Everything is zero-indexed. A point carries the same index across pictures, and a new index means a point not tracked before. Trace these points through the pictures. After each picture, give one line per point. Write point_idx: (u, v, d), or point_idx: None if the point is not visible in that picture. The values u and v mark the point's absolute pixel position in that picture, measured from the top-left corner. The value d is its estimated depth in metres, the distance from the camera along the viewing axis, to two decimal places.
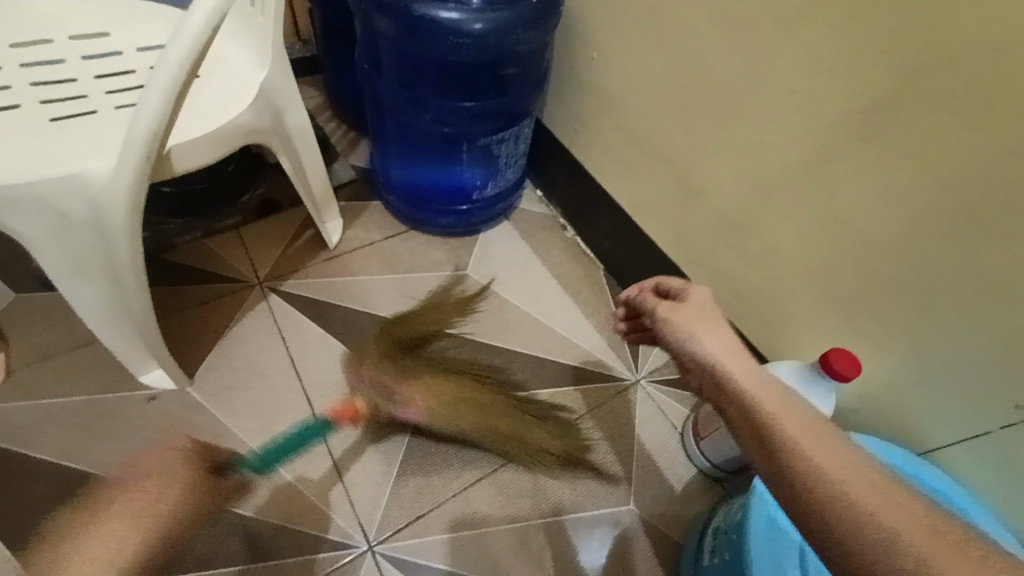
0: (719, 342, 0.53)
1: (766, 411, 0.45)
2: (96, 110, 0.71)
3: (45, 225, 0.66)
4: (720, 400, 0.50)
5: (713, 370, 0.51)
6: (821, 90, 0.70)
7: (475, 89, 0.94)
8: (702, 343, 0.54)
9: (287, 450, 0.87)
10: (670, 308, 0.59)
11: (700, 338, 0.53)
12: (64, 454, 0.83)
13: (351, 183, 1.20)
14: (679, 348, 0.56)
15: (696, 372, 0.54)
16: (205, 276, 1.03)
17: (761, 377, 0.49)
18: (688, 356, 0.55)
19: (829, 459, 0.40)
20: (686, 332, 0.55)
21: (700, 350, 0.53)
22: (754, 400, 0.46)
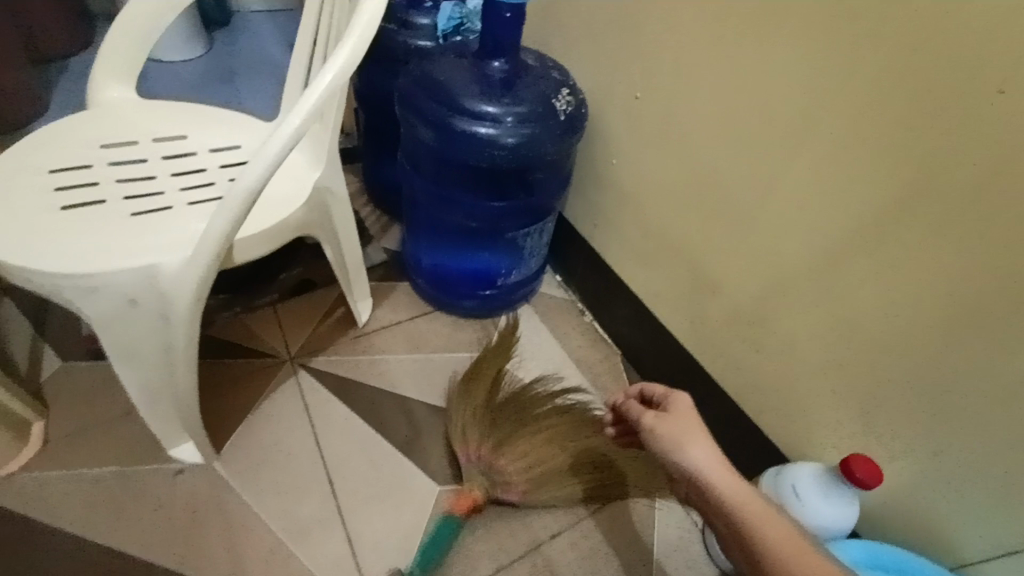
0: (702, 453, 0.58)
1: (754, 531, 0.52)
2: (171, 206, 0.80)
3: (115, 309, 0.73)
4: (711, 513, 0.56)
5: (698, 483, 0.57)
6: (826, 201, 0.77)
7: (505, 191, 1.03)
8: (688, 456, 0.59)
9: (307, 531, 0.88)
10: (655, 419, 0.64)
11: (684, 451, 0.59)
12: (91, 527, 0.85)
13: (383, 265, 1.28)
14: (667, 460, 0.61)
15: (684, 482, 0.60)
16: (240, 352, 1.08)
17: (743, 487, 0.55)
18: (674, 467, 0.60)
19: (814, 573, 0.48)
20: (670, 444, 0.60)
21: (686, 464, 0.58)
22: (743, 519, 0.53)
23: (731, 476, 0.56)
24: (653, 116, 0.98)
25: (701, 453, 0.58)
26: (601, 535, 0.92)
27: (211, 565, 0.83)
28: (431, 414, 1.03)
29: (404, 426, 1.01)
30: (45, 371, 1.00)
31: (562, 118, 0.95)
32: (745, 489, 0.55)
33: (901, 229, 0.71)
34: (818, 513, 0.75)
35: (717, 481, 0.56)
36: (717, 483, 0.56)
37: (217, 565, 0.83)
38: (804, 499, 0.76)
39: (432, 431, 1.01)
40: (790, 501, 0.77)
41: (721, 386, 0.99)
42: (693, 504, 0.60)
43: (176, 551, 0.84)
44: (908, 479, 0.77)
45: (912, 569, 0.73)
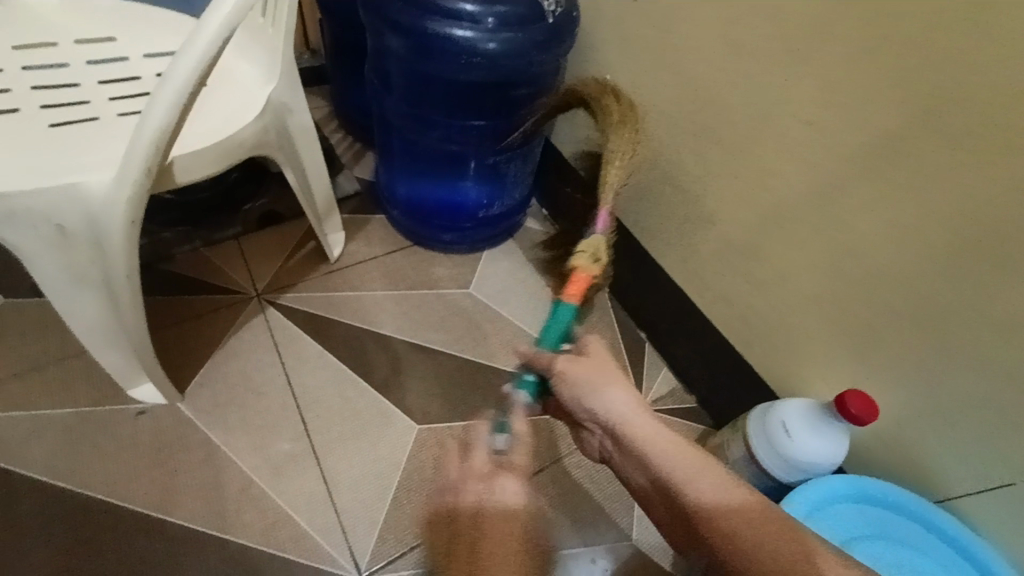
0: (615, 396, 0.60)
1: (660, 462, 0.54)
2: (96, 117, 0.69)
3: (39, 237, 0.64)
4: (624, 452, 0.58)
5: (613, 425, 0.59)
6: (836, 122, 0.69)
7: (484, 108, 0.93)
8: (603, 400, 0.60)
9: (282, 470, 0.84)
10: (568, 362, 0.64)
11: (598, 395, 0.60)
12: (46, 470, 0.80)
13: (356, 196, 1.18)
14: (581, 406, 0.62)
15: (599, 424, 0.61)
16: (204, 288, 1.01)
17: (655, 428, 0.57)
18: (588, 412, 0.61)
19: (741, 521, 0.49)
20: (584, 390, 0.61)
21: (600, 406, 0.60)
22: (652, 453, 0.55)
23: (657, 429, 0.56)
24: (649, 25, 0.87)
25: (617, 397, 0.60)
26: (584, 471, 0.92)
27: (176, 506, 0.79)
28: (411, 351, 0.99)
29: (381, 362, 0.97)
30: None
31: (549, 22, 0.84)
32: (655, 429, 0.56)
33: (919, 157, 0.63)
34: (811, 445, 0.73)
35: (628, 420, 0.58)
36: (630, 423, 0.58)
37: (183, 506, 0.80)
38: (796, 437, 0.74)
39: (411, 370, 0.97)
40: (782, 438, 0.75)
41: (710, 323, 0.95)
42: (608, 445, 0.61)
43: (141, 493, 0.80)
44: (897, 414, 0.75)
45: (877, 493, 0.75)
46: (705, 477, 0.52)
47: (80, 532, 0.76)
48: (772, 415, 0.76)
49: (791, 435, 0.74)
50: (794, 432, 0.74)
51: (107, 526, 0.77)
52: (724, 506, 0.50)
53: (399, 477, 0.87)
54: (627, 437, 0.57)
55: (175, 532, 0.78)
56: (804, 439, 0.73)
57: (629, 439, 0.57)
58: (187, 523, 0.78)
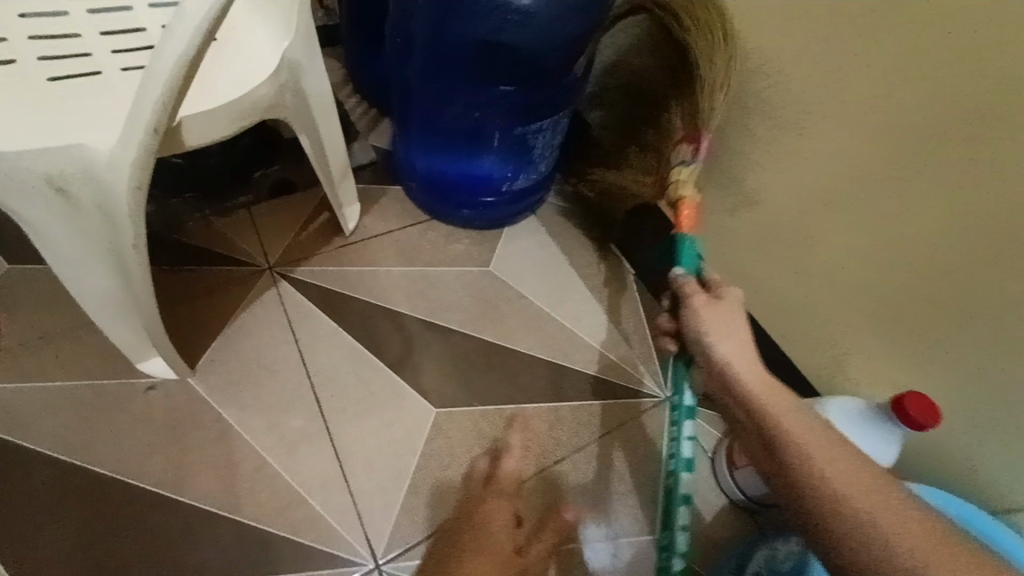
0: (735, 345, 0.62)
1: (770, 410, 0.55)
2: (99, 72, 0.64)
3: (40, 205, 0.60)
4: (729, 398, 0.60)
5: (722, 369, 0.61)
6: (916, 100, 0.63)
7: (513, 73, 0.86)
8: (722, 345, 0.62)
9: (296, 450, 0.82)
10: (704, 302, 0.66)
11: (716, 340, 0.62)
12: (55, 444, 0.78)
13: (371, 166, 1.13)
14: (699, 345, 0.64)
15: (709, 370, 0.63)
16: (213, 260, 0.97)
17: (769, 383, 0.58)
18: (702, 354, 0.64)
19: (849, 485, 0.48)
20: (704, 330, 0.64)
21: (715, 349, 0.62)
22: (760, 400, 0.57)
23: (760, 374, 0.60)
24: None
25: (733, 348, 0.62)
26: (605, 461, 0.88)
27: (190, 485, 0.78)
28: (428, 331, 0.95)
29: (397, 342, 0.93)
30: None
31: None
32: (768, 384, 0.58)
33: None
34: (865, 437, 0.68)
35: (741, 369, 0.60)
36: (741, 370, 0.60)
37: (196, 485, 0.78)
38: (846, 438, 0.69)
39: (428, 350, 0.93)
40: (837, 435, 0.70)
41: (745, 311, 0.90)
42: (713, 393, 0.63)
43: (153, 470, 0.78)
44: None
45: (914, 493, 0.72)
46: (816, 439, 0.52)
47: (95, 509, 0.75)
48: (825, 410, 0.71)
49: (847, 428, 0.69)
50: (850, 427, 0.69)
51: (120, 503, 0.75)
52: (834, 470, 0.49)
53: (416, 461, 0.83)
54: (735, 383, 0.59)
55: (189, 512, 0.76)
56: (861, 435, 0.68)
57: (737, 384, 0.59)
58: (201, 503, 0.77)
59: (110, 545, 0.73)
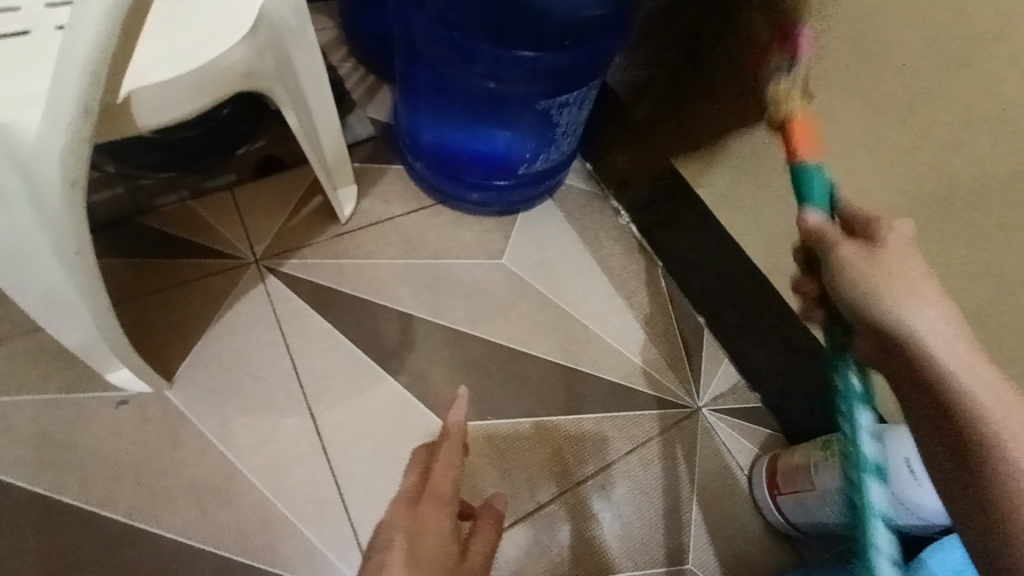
0: (928, 314, 0.45)
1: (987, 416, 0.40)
2: (29, 30, 0.50)
3: None
4: (918, 388, 0.44)
5: (913, 350, 0.44)
6: None
7: (543, 39, 0.74)
8: (911, 316, 0.45)
9: (287, 474, 0.73)
10: (866, 257, 0.48)
11: (905, 311, 0.45)
12: (14, 466, 0.69)
13: (369, 141, 0.99)
14: (867, 314, 0.47)
15: (885, 344, 0.46)
16: (190, 250, 0.85)
17: (983, 374, 0.42)
18: (881, 325, 0.46)
19: None
20: (884, 298, 0.46)
21: (908, 320, 0.45)
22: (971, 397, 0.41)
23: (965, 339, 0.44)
24: None
25: (931, 319, 0.45)
26: (632, 480, 0.80)
27: (168, 515, 0.69)
28: (435, 334, 0.85)
29: (398, 347, 0.83)
30: None
31: None
32: (985, 375, 0.42)
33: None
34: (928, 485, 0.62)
35: (939, 349, 0.43)
36: (943, 354, 0.43)
37: (176, 515, 0.69)
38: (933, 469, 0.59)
39: (435, 357, 0.83)
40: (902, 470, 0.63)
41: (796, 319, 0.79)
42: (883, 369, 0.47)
43: (126, 498, 0.69)
44: None
45: None
46: None
47: (65, 539, 0.67)
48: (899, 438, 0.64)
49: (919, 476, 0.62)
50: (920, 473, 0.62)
51: (90, 537, 0.67)
52: None
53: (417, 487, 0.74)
54: (929, 368, 0.43)
55: (166, 547, 0.68)
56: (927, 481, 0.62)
57: (936, 370, 0.43)
58: (181, 536, 0.69)
59: None
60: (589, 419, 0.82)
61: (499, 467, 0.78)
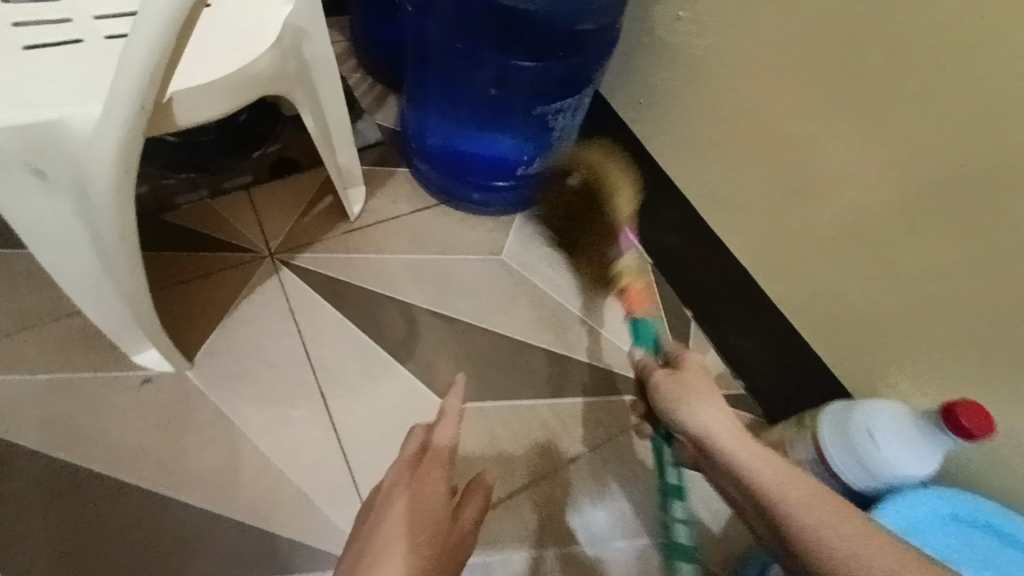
0: (709, 411, 0.50)
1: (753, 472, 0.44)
2: (80, 39, 0.56)
3: (14, 183, 0.53)
4: (727, 487, 0.46)
5: (703, 444, 0.49)
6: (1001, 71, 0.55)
7: (543, 50, 0.80)
8: (695, 417, 0.50)
9: (299, 450, 0.78)
10: (666, 375, 0.55)
11: (687, 412, 0.51)
12: (46, 438, 0.74)
13: (377, 146, 1.06)
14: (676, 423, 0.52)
15: (695, 447, 0.51)
16: (210, 245, 0.91)
17: (761, 449, 0.45)
18: (679, 428, 0.52)
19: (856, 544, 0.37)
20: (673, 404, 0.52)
21: (688, 423, 0.50)
22: (740, 466, 0.45)
23: (717, 408, 0.50)
24: None
25: (717, 417, 0.49)
26: (622, 462, 0.84)
27: (188, 485, 0.74)
28: (437, 325, 0.90)
29: (402, 336, 0.89)
30: None
31: None
32: (756, 447, 0.46)
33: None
34: (915, 470, 0.62)
35: (715, 433, 0.48)
36: (723, 443, 0.47)
37: (195, 484, 0.75)
38: (889, 443, 0.63)
39: (436, 345, 0.89)
40: (866, 446, 0.64)
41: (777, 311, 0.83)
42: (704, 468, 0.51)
43: (150, 469, 0.74)
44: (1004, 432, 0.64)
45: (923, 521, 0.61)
46: (807, 494, 0.41)
47: (91, 507, 0.72)
48: (883, 408, 0.64)
49: (928, 449, 0.62)
50: (942, 443, 0.61)
51: (115, 502, 0.72)
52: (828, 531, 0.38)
53: None
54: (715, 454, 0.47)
55: (187, 514, 0.73)
56: (912, 469, 0.62)
57: (721, 460, 0.46)
58: (200, 504, 0.74)
59: (104, 547, 0.70)
60: (581, 405, 0.87)
61: (497, 449, 0.83)
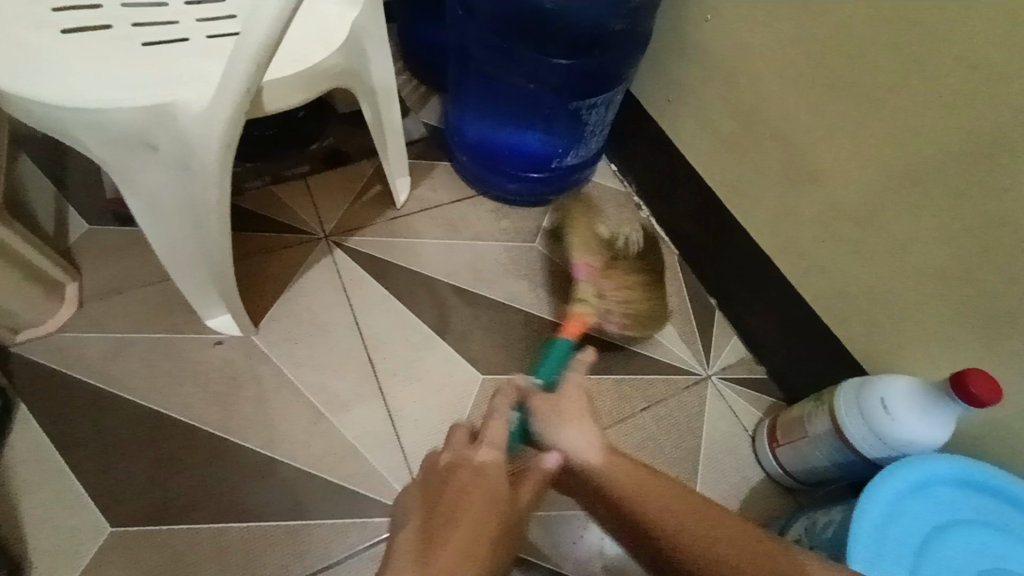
0: (582, 434, 0.59)
1: (632, 498, 0.53)
2: (186, 39, 0.65)
3: (135, 152, 0.63)
4: (605, 510, 0.55)
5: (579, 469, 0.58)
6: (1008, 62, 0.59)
7: (575, 48, 0.88)
8: (567, 441, 0.59)
9: (347, 409, 0.86)
10: (541, 395, 0.64)
11: (561, 434, 0.59)
12: (132, 388, 0.84)
13: (421, 141, 1.15)
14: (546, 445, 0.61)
15: (573, 476, 0.59)
16: (272, 225, 1.01)
17: (623, 465, 0.56)
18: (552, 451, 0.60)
19: (727, 556, 0.49)
20: (545, 428, 0.61)
21: (560, 450, 0.59)
22: (610, 487, 0.55)
23: (594, 437, 0.59)
24: None
25: (585, 441, 0.58)
26: (644, 435, 0.89)
27: (251, 434, 0.83)
28: (473, 303, 0.98)
29: (441, 311, 0.96)
30: (72, 233, 0.94)
31: None
32: (631, 470, 0.55)
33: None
34: (922, 442, 0.66)
35: (589, 458, 0.57)
36: (599, 467, 0.56)
37: (257, 434, 0.83)
38: (901, 413, 0.67)
39: (472, 321, 0.96)
40: (878, 416, 0.68)
41: (796, 295, 0.87)
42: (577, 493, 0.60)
43: (219, 419, 0.84)
44: (1014, 405, 0.67)
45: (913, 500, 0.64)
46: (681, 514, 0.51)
47: (168, 448, 0.81)
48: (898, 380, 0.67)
49: (936, 423, 0.65)
50: (947, 418, 0.65)
51: (189, 446, 0.81)
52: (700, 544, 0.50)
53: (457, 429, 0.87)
54: (591, 479, 0.56)
55: (250, 459, 0.81)
56: (920, 442, 0.66)
57: (603, 486, 0.55)
58: (261, 451, 0.82)
59: (179, 484, 0.79)
60: (606, 382, 0.93)
61: None
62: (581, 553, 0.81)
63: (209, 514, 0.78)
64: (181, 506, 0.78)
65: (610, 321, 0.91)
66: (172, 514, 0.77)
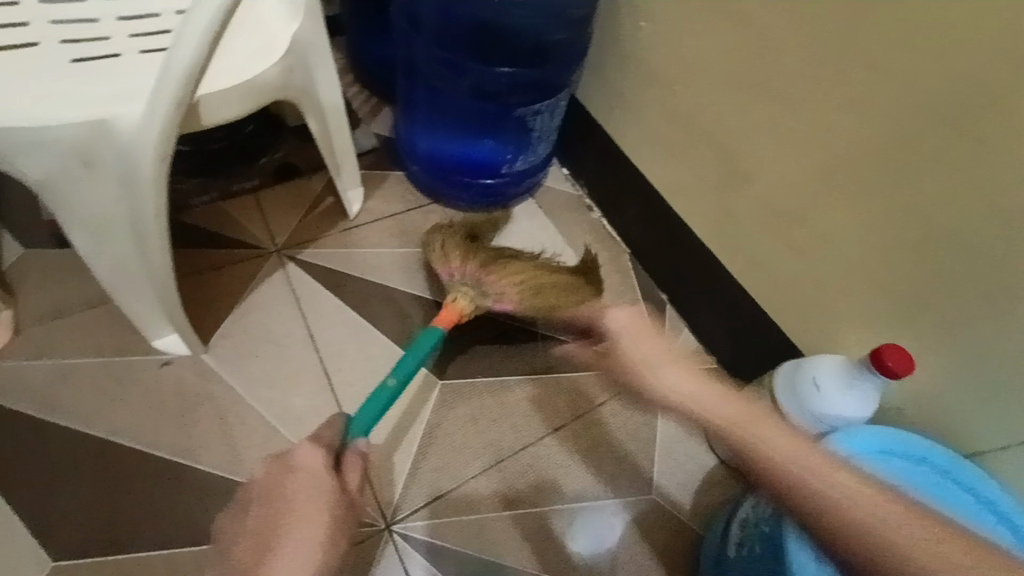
0: (679, 373, 0.71)
1: (763, 440, 0.63)
2: (119, 54, 0.64)
3: (64, 167, 0.61)
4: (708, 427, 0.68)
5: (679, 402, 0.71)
6: (906, 65, 0.65)
7: (516, 56, 0.92)
8: (664, 375, 0.72)
9: (305, 423, 0.85)
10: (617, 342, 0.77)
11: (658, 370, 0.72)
12: (74, 414, 0.81)
13: (373, 152, 1.15)
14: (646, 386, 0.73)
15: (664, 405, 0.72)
16: (221, 241, 0.99)
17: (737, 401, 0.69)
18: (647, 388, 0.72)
19: (784, 463, 0.60)
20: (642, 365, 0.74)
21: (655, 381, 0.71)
22: (730, 418, 0.66)
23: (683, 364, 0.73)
24: None
25: (683, 378, 0.71)
26: (602, 429, 0.92)
27: (204, 453, 0.81)
28: (430, 310, 0.98)
29: (398, 321, 0.96)
30: (5, 257, 0.90)
31: None
32: (722, 394, 0.69)
33: (997, 101, 0.60)
34: (848, 420, 0.73)
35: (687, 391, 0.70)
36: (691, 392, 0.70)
37: (210, 453, 0.81)
38: (826, 389, 0.73)
39: (430, 328, 0.97)
40: (810, 393, 0.74)
41: (739, 287, 0.92)
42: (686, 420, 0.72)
43: (169, 440, 0.81)
44: (932, 378, 0.73)
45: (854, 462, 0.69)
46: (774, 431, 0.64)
47: (115, 474, 0.78)
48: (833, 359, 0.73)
49: (864, 402, 0.71)
50: (873, 397, 0.71)
51: (138, 471, 0.79)
52: (781, 453, 0.62)
53: (417, 435, 0.87)
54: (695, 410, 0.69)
55: (203, 480, 0.79)
56: (846, 420, 0.73)
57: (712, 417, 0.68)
58: (215, 471, 0.80)
59: (127, 511, 0.76)
60: (564, 381, 0.95)
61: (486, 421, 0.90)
62: (544, 551, 0.82)
63: (160, 539, 0.75)
64: (130, 533, 0.75)
65: (502, 300, 0.87)
66: (119, 543, 0.75)
